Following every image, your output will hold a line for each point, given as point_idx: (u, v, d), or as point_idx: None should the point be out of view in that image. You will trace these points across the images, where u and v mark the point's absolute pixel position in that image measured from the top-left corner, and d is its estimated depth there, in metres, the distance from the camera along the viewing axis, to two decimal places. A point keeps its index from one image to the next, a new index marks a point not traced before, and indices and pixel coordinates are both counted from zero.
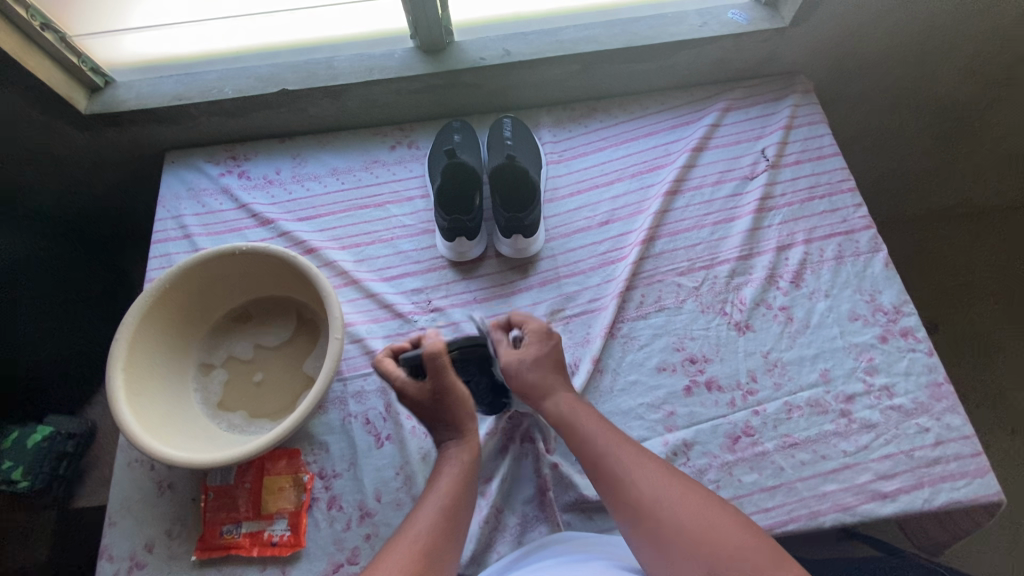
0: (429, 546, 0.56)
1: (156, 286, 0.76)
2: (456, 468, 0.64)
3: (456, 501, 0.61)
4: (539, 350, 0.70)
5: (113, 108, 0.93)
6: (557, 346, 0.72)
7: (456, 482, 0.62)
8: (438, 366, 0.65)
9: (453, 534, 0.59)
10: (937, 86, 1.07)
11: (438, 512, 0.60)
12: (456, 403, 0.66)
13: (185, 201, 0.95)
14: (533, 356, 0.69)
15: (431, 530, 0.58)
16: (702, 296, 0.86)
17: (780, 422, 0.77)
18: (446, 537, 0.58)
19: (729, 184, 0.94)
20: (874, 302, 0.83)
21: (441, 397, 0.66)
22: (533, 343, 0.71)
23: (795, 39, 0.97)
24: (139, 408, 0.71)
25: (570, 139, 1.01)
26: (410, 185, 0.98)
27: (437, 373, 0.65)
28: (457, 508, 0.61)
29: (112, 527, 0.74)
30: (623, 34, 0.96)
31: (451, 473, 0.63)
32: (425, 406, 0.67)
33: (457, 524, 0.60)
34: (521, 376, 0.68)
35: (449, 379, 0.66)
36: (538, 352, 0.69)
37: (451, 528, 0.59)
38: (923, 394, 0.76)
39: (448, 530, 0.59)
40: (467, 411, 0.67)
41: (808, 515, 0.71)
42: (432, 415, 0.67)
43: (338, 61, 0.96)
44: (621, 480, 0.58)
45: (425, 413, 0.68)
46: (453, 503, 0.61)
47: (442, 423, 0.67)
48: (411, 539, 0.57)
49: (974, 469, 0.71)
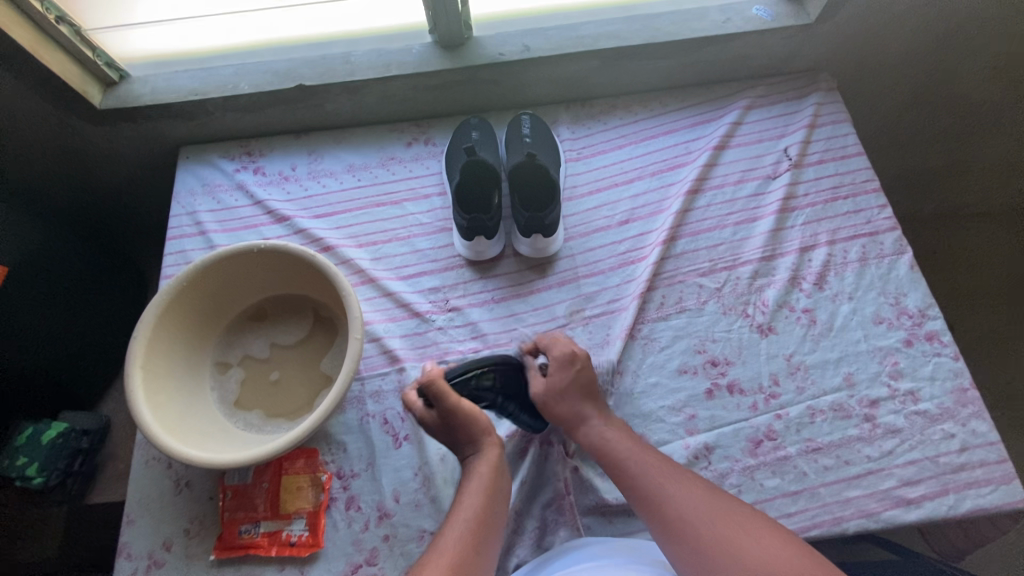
0: (460, 560, 0.57)
1: (174, 283, 0.75)
2: (479, 483, 0.64)
3: (483, 516, 0.62)
4: (564, 378, 0.73)
5: (129, 103, 0.92)
6: (581, 371, 0.73)
7: (481, 496, 0.63)
8: (437, 392, 0.66)
9: (482, 549, 0.59)
10: (962, 85, 1.05)
11: (466, 526, 0.60)
12: (466, 423, 0.67)
13: (201, 197, 0.95)
14: (558, 386, 0.72)
15: (460, 544, 0.58)
16: (723, 297, 0.85)
17: (803, 426, 0.76)
18: (474, 551, 0.58)
19: (751, 183, 0.93)
20: (898, 305, 0.82)
21: (451, 420, 0.67)
22: (556, 372, 0.73)
23: (819, 35, 0.95)
24: (157, 407, 0.71)
25: (589, 137, 1.00)
26: (426, 182, 0.97)
27: (439, 398, 0.66)
28: (485, 523, 0.61)
29: (130, 525, 0.74)
30: (645, 30, 0.94)
31: (476, 488, 0.64)
32: (440, 429, 0.69)
33: (485, 538, 0.60)
34: (550, 408, 0.72)
35: (454, 400, 0.67)
36: (563, 381, 0.72)
37: (479, 542, 0.59)
38: (949, 399, 0.75)
39: (476, 544, 0.59)
40: (482, 426, 0.68)
41: (831, 521, 0.70)
42: (448, 435, 0.69)
43: (355, 56, 0.95)
44: (655, 494, 0.62)
45: (442, 436, 0.69)
46: (480, 516, 0.61)
47: (462, 440, 0.68)
48: (440, 554, 0.57)
49: (1001, 475, 0.70)
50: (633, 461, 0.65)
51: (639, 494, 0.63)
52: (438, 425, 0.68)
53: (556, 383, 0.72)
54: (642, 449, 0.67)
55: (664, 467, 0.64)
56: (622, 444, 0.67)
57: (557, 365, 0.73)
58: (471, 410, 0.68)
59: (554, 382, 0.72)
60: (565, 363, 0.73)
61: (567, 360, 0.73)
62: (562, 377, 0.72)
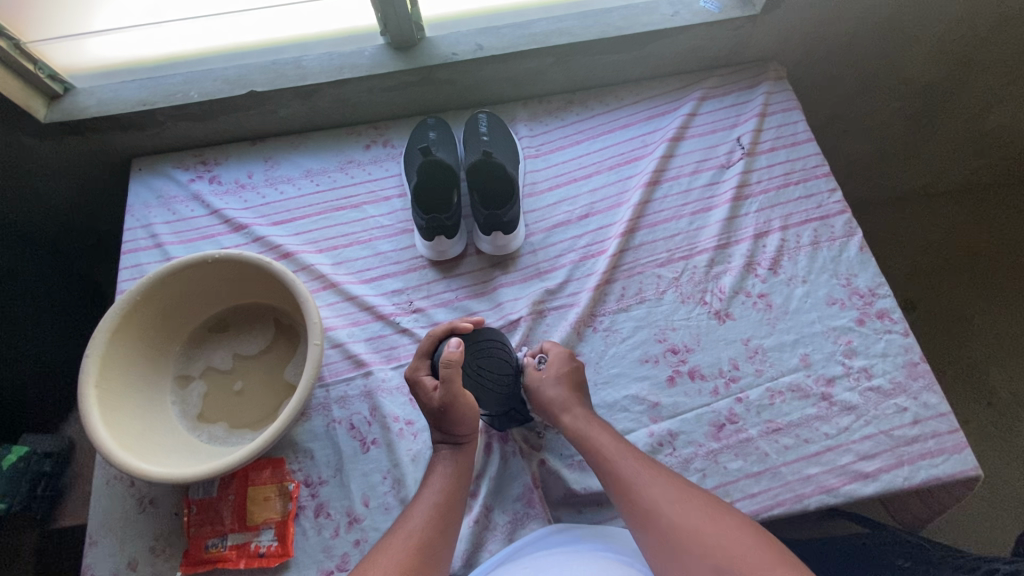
0: (426, 540, 0.61)
1: (114, 313, 0.73)
2: (450, 470, 0.67)
3: (452, 498, 0.65)
4: (558, 369, 0.75)
5: (75, 116, 0.90)
6: (578, 369, 0.75)
7: (450, 480, 0.67)
8: (446, 374, 0.66)
9: (447, 531, 0.63)
10: (906, 70, 1.08)
11: (432, 508, 0.64)
12: (459, 419, 0.67)
13: (155, 209, 0.93)
14: (551, 376, 0.74)
15: (426, 526, 0.62)
16: (682, 286, 0.86)
17: (763, 408, 0.77)
18: (439, 533, 0.62)
19: (706, 173, 0.94)
20: (850, 286, 0.84)
21: (448, 411, 0.66)
22: (554, 364, 0.75)
23: (764, 27, 0.97)
24: (114, 425, 0.69)
25: (547, 133, 1.01)
26: (386, 184, 0.97)
27: (446, 382, 0.66)
28: (451, 505, 0.65)
29: (94, 546, 0.72)
30: (596, 26, 0.95)
31: (447, 472, 0.67)
32: (432, 410, 0.68)
33: (452, 519, 0.64)
34: (539, 395, 0.73)
35: (458, 389, 0.66)
36: (559, 373, 0.74)
37: (445, 522, 0.63)
38: (901, 373, 0.77)
39: (441, 525, 0.62)
40: (471, 427, 0.68)
41: (793, 499, 0.71)
42: (437, 421, 0.68)
43: (307, 61, 0.94)
44: (685, 538, 0.56)
45: (431, 417, 0.69)
46: (448, 499, 0.65)
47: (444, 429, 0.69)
48: (406, 535, 0.61)
49: (953, 445, 0.73)
50: (626, 472, 0.63)
51: (669, 540, 0.57)
52: (431, 407, 0.68)
53: (555, 371, 0.74)
54: (668, 481, 0.62)
55: (688, 502, 0.59)
56: (644, 480, 0.62)
57: (558, 358, 0.76)
58: (471, 407, 0.67)
59: (555, 369, 0.74)
60: (564, 358, 0.75)
61: (569, 356, 0.76)
62: (563, 368, 0.75)
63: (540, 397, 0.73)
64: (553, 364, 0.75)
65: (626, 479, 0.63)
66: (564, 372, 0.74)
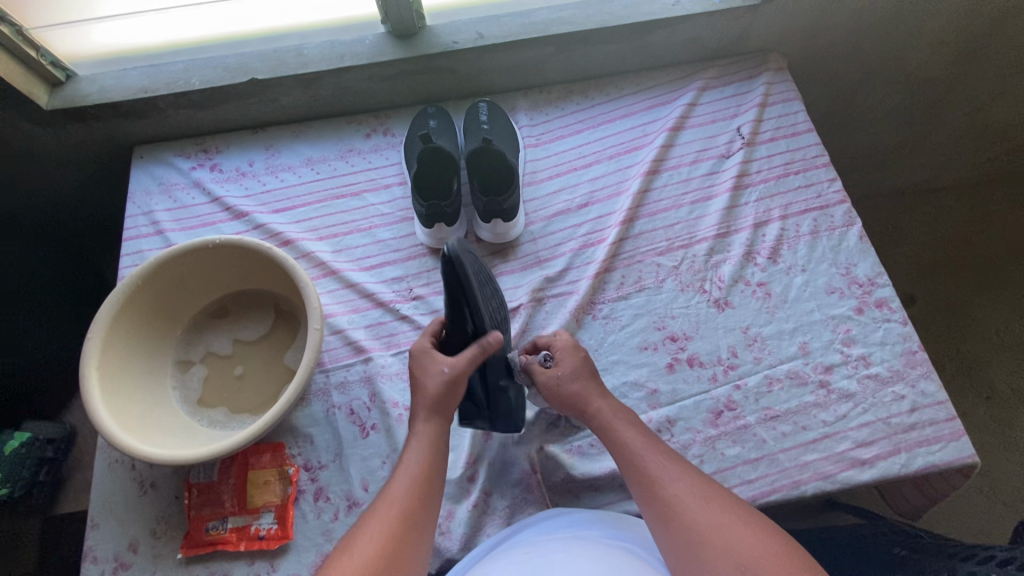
0: (407, 510, 0.58)
1: (115, 297, 0.73)
2: (426, 438, 0.64)
3: (431, 464, 0.63)
4: (572, 361, 0.70)
5: (76, 103, 0.90)
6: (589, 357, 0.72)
7: (428, 446, 0.64)
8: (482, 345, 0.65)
9: (428, 500, 0.60)
10: (908, 61, 1.08)
11: (412, 476, 0.61)
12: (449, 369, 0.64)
13: (156, 196, 0.93)
14: (569, 371, 0.69)
15: (406, 495, 0.59)
16: (681, 275, 0.87)
17: (761, 395, 0.77)
18: (420, 502, 0.60)
19: (706, 163, 0.95)
20: (849, 275, 0.84)
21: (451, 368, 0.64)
22: (566, 357, 0.70)
23: (766, 17, 0.97)
24: (116, 408, 0.70)
25: (547, 123, 1.01)
26: (387, 173, 0.97)
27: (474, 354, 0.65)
28: (430, 474, 0.62)
29: (95, 529, 0.73)
30: (597, 15, 0.95)
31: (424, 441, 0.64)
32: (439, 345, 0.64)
33: (433, 488, 0.61)
34: (557, 388, 0.68)
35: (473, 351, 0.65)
36: (573, 365, 0.70)
37: (426, 492, 0.61)
38: (899, 362, 0.77)
39: (423, 494, 0.60)
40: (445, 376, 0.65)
41: (790, 485, 0.72)
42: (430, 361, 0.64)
43: (308, 49, 0.95)
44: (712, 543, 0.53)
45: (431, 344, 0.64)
46: (427, 468, 0.62)
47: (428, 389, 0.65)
48: (387, 507, 0.58)
49: (950, 433, 0.73)
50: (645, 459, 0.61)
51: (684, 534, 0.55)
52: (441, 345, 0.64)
53: (571, 365, 0.69)
54: (703, 486, 0.58)
55: (720, 508, 0.56)
56: (673, 476, 0.59)
57: (567, 350, 0.71)
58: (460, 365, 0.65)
59: (569, 363, 0.70)
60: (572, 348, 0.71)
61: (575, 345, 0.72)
62: (576, 361, 0.70)
63: (559, 396, 0.68)
64: (564, 358, 0.70)
65: (644, 467, 0.61)
66: (575, 364, 0.70)
